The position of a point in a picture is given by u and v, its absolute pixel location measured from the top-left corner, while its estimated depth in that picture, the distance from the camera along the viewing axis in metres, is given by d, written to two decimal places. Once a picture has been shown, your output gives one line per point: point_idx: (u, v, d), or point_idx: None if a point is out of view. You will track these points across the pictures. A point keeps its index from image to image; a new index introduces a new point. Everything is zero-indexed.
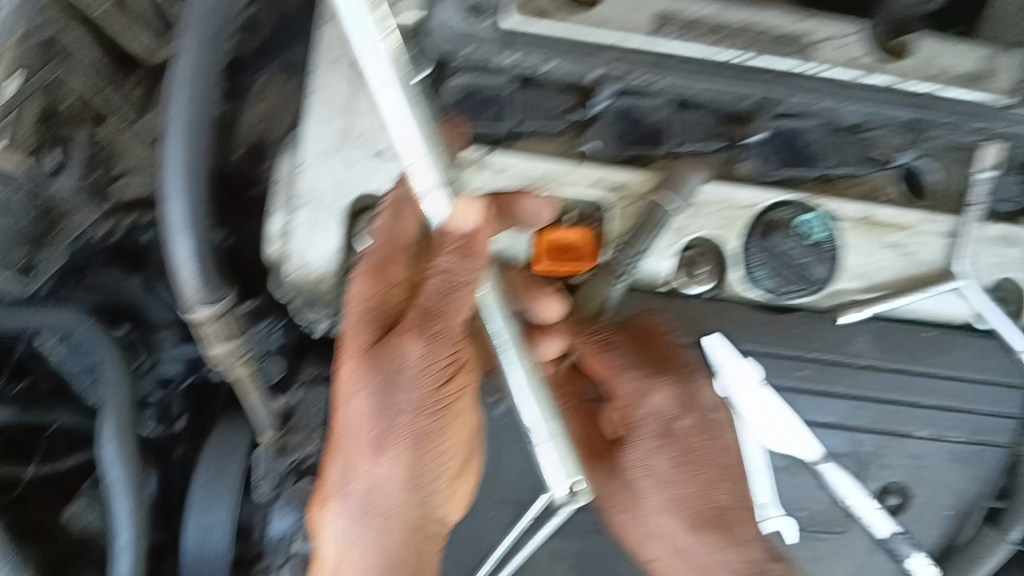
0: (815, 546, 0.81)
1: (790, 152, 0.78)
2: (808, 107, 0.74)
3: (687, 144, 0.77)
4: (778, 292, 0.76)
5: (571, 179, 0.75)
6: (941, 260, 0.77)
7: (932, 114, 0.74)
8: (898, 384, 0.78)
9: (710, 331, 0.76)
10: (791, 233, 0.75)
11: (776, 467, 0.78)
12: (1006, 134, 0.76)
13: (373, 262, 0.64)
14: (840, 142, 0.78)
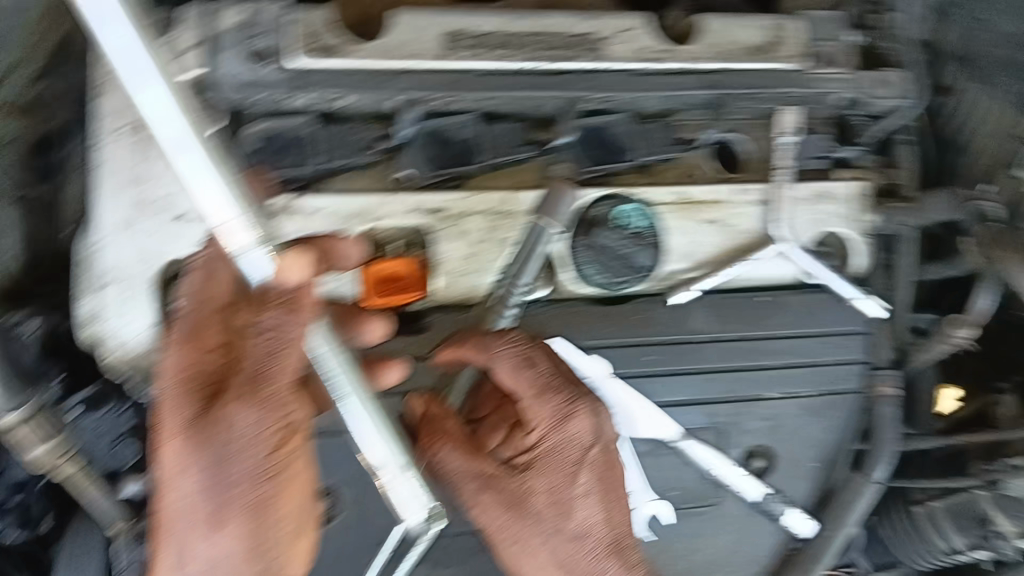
0: (693, 522, 0.82)
1: (600, 145, 0.78)
2: (609, 102, 0.75)
3: (497, 155, 0.76)
4: (613, 285, 0.76)
5: (387, 208, 0.73)
6: (760, 227, 0.79)
7: (728, 89, 0.76)
8: (741, 351, 0.80)
9: (552, 334, 0.76)
10: (612, 225, 0.76)
11: (640, 453, 0.79)
12: (801, 98, 0.77)
13: (187, 325, 0.60)
14: (648, 129, 0.79)
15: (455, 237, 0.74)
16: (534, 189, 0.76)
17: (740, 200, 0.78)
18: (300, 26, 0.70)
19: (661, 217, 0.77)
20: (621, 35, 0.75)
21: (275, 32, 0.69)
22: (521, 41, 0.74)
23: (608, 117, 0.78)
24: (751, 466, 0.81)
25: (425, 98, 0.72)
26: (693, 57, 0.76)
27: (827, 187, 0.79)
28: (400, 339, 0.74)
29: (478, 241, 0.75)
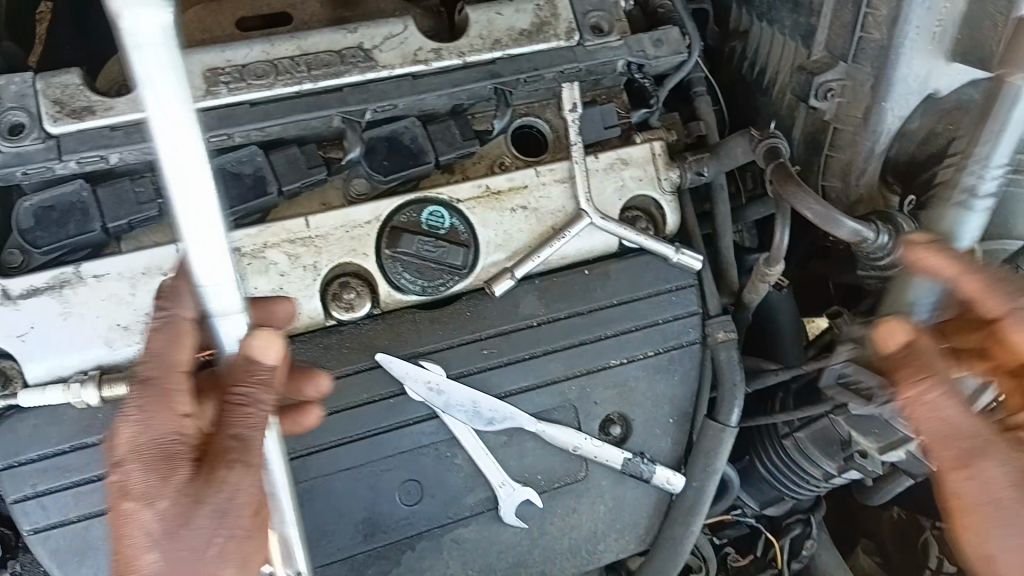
0: (564, 500, 0.81)
1: (395, 152, 0.78)
2: (393, 108, 0.77)
3: (293, 181, 0.75)
4: (433, 288, 0.77)
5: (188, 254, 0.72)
6: (569, 202, 0.80)
7: (504, 74, 0.79)
8: (577, 327, 0.81)
9: (379, 350, 0.76)
10: (419, 229, 0.77)
11: (495, 445, 0.79)
12: (575, 72, 0.82)
13: (163, 386, 0.54)
14: (440, 127, 0.79)
15: (262, 273, 0.73)
16: (333, 210, 0.76)
17: (540, 180, 0.80)
18: (54, 91, 0.72)
19: (467, 212, 0.78)
20: (388, 41, 0.78)
21: (31, 106, 0.71)
22: (286, 65, 0.75)
23: (398, 123, 0.79)
24: (610, 432, 0.83)
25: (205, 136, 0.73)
26: (464, 51, 0.79)
27: (625, 154, 0.83)
28: None
29: (288, 273, 0.74)
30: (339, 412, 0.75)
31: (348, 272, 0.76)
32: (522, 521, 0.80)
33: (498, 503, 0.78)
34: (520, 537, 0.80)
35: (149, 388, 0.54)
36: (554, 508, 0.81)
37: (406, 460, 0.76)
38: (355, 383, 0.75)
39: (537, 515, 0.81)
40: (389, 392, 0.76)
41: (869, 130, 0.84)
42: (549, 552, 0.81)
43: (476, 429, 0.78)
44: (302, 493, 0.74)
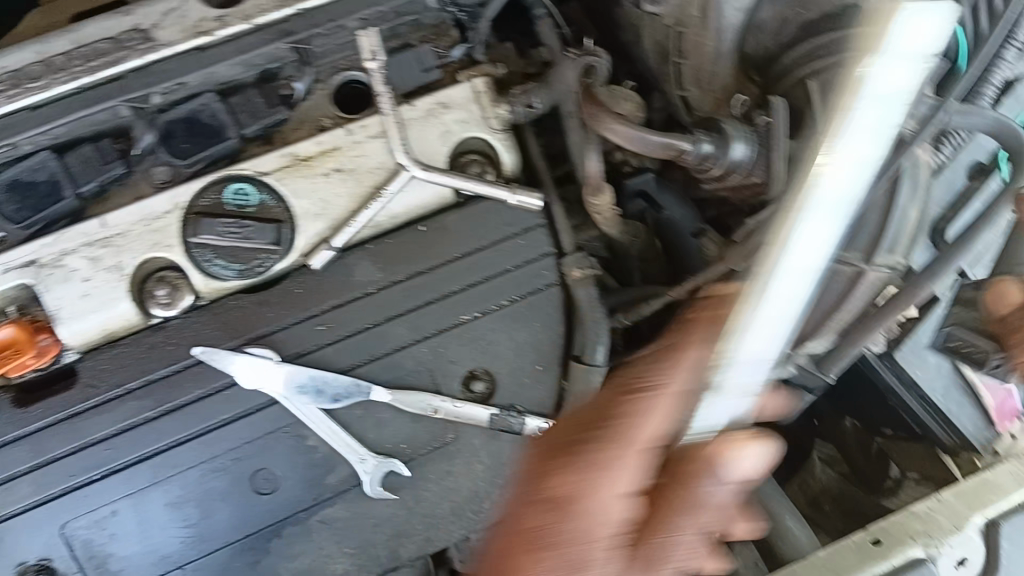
0: (434, 465, 0.79)
1: (195, 132, 0.72)
2: (183, 86, 0.73)
3: (89, 180, 0.71)
4: (250, 270, 0.73)
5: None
6: (387, 157, 0.75)
7: (297, 31, 0.74)
8: (420, 286, 0.76)
9: (196, 344, 0.72)
10: (224, 211, 0.72)
11: (349, 421, 0.75)
12: (378, 17, 0.76)
13: (609, 467, 0.53)
14: (241, 98, 0.74)
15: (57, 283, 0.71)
16: (131, 204, 0.72)
17: (353, 139, 0.74)
18: None
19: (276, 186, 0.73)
20: (169, 17, 0.74)
21: None
22: (61, 62, 0.72)
23: (196, 101, 0.73)
24: (475, 389, 0.79)
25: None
26: (251, 14, 0.74)
27: (444, 96, 0.76)
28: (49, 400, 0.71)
29: (93, 278, 0.71)
30: (174, 409, 0.72)
31: (156, 267, 0.72)
32: (392, 493, 0.78)
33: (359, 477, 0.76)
34: (395, 509, 0.78)
35: (558, 510, 0.54)
36: (426, 475, 0.79)
37: (258, 448, 0.74)
38: (186, 378, 0.72)
39: (408, 485, 0.78)
40: (219, 385, 0.73)
41: (710, 28, 0.76)
42: (432, 519, 0.80)
43: (325, 408, 0.74)
44: (157, 495, 0.72)
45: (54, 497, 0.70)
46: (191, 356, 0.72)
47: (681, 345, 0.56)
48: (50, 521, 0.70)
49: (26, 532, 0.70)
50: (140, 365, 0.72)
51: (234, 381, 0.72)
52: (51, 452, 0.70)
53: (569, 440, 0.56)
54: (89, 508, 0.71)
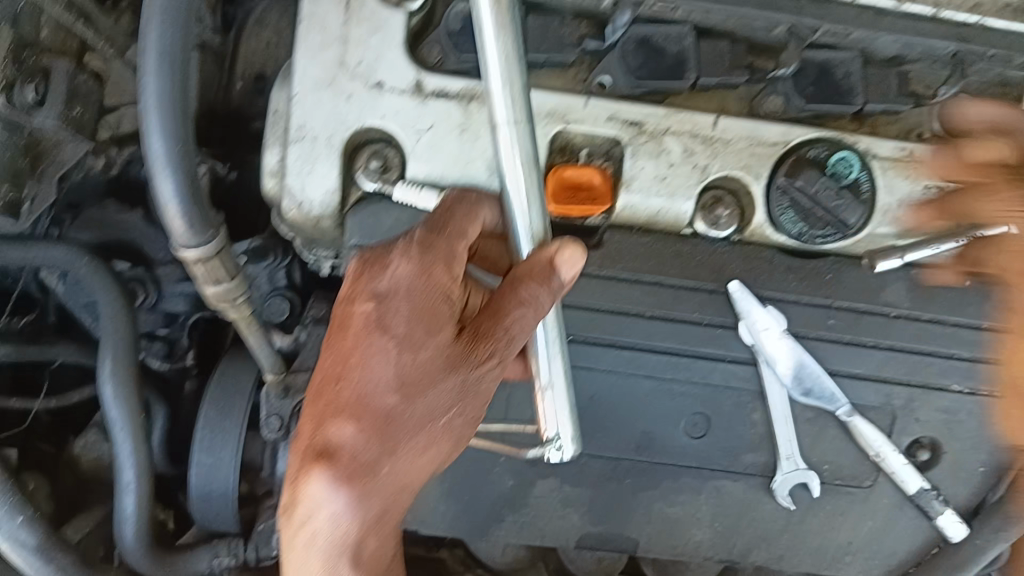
0: (729, 483, 0.75)
1: (822, 83, 0.71)
2: (669, 10, 0.68)
3: (712, 76, 0.70)
4: (809, 236, 0.70)
5: (452, 100, 0.68)
6: (862, 185, 0.69)
7: (839, 25, 0.68)
8: (835, 323, 0.72)
9: (731, 278, 0.71)
10: (824, 171, 0.69)
11: (712, 404, 0.74)
12: (912, 50, 0.71)
13: (377, 273, 0.58)
14: (878, 73, 0.72)
15: (541, 141, 0.69)
16: (743, 118, 0.70)
17: (840, 150, 0.69)
18: None
19: (792, 173, 0.69)
20: None
21: None
22: None
23: (837, 54, 0.71)
24: (914, 457, 0.75)
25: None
26: None
27: None
28: None
29: (640, 167, 0.70)
30: (630, 315, 0.71)
31: (732, 184, 0.71)
32: (791, 503, 0.75)
33: (672, 443, 0.74)
34: (778, 516, 0.76)
35: (346, 333, 0.57)
36: (836, 505, 0.76)
37: (607, 380, 0.72)
38: (576, 286, 0.71)
39: (806, 503, 0.76)
40: (694, 318, 0.72)
41: None
42: (770, 540, 0.77)
43: (685, 370, 0.73)
44: (599, 384, 0.72)
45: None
46: (595, 241, 0.71)
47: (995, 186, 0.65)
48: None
49: None
50: (602, 261, 0.71)
51: (739, 323, 0.71)
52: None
53: (342, 315, 0.58)
54: None
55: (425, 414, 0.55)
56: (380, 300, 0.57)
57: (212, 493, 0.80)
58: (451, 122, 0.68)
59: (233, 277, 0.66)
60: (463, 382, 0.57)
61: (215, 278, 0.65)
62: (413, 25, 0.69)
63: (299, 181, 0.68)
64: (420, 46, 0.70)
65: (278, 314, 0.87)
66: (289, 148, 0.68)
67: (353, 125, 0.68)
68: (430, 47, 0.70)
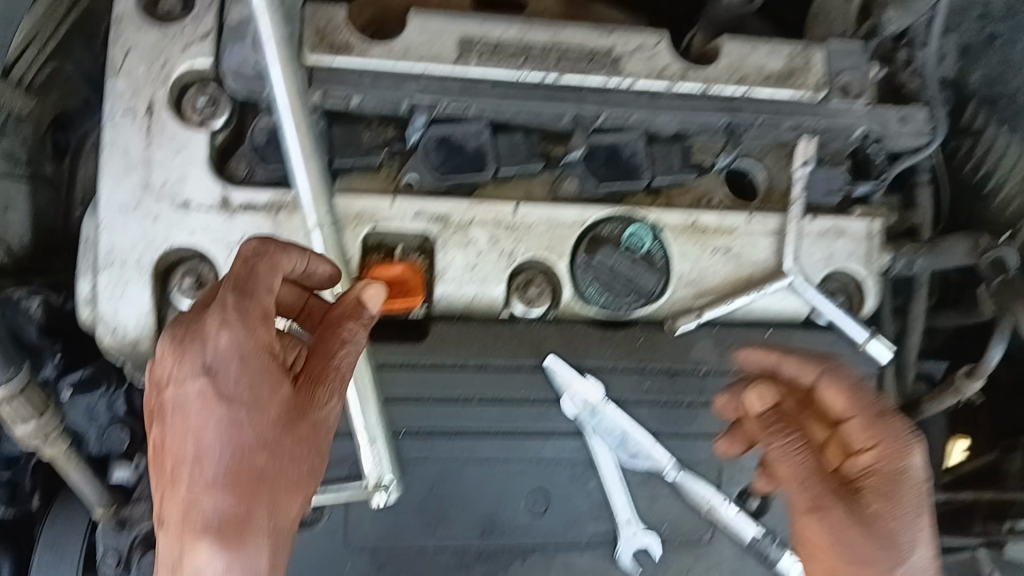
0: (577, 558, 0.77)
1: (613, 164, 0.77)
2: (463, 109, 0.73)
3: (510, 165, 0.75)
4: (616, 305, 0.76)
5: (260, 212, 0.70)
6: (656, 255, 0.76)
7: (618, 109, 0.74)
8: (651, 385, 0.76)
9: (550, 352, 0.75)
10: (619, 245, 0.75)
11: (549, 478, 0.76)
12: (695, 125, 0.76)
13: (199, 345, 0.56)
14: (662, 148, 0.78)
15: (353, 244, 0.72)
16: (542, 204, 0.75)
17: (631, 225, 0.76)
18: (161, 20, 0.70)
19: (590, 250, 0.75)
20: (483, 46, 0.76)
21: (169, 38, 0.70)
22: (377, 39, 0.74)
23: (623, 136, 0.77)
24: (747, 505, 0.79)
25: (322, 88, 0.70)
26: None
27: (843, 222, 0.79)
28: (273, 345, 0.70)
29: (451, 258, 0.73)
30: (459, 403, 0.73)
31: (541, 264, 0.75)
32: (636, 568, 0.77)
33: (516, 527, 0.75)
34: None
35: (182, 412, 0.55)
36: (682, 562, 0.78)
37: (442, 469, 0.74)
38: (398, 380, 0.72)
39: (652, 565, 0.78)
40: (520, 397, 0.74)
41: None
42: None
43: (518, 449, 0.75)
44: (434, 472, 0.74)
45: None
46: (416, 330, 0.74)
47: (883, 414, 0.64)
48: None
49: None
50: (425, 352, 0.73)
51: (559, 399, 0.75)
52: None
53: (172, 394, 0.56)
54: None
55: (289, 463, 0.57)
56: (210, 372, 0.55)
57: None
58: (262, 233, 0.70)
59: (43, 411, 0.64)
60: (314, 422, 0.59)
61: (22, 418, 0.64)
62: (219, 141, 0.71)
63: (111, 308, 0.68)
64: (229, 164, 0.72)
65: (120, 442, 0.82)
66: (99, 275, 0.68)
67: (165, 245, 0.69)
68: (237, 161, 0.72)
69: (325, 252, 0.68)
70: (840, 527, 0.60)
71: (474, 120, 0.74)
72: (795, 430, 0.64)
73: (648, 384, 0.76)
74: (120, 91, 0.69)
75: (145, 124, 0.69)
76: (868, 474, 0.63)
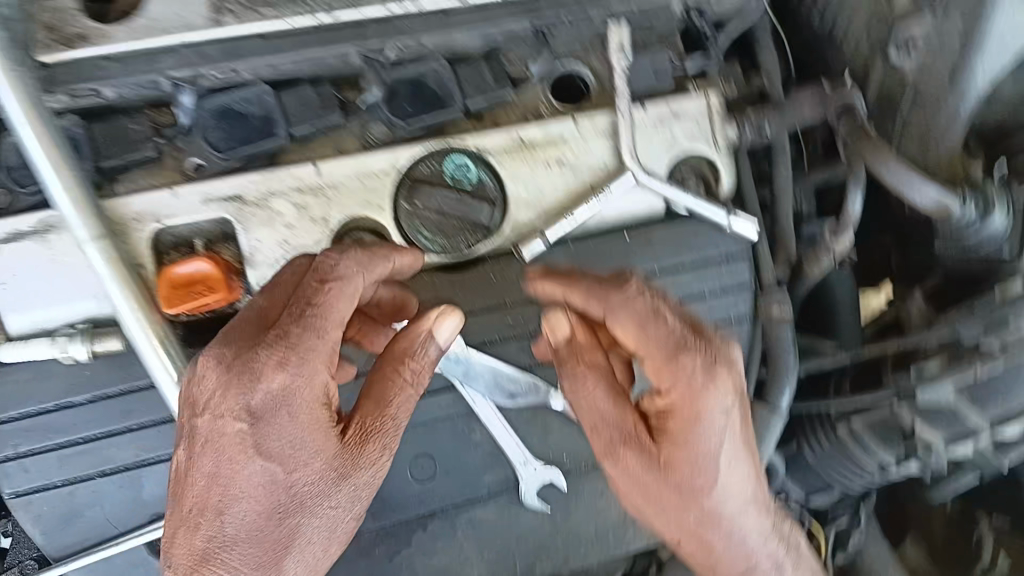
0: (480, 512, 0.72)
1: (418, 97, 0.69)
2: (233, 74, 0.66)
3: (302, 124, 0.67)
4: (454, 249, 0.69)
5: (28, 239, 0.62)
6: (486, 184, 0.69)
7: (401, 36, 0.68)
8: (512, 322, 0.71)
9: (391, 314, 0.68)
10: (442, 181, 0.69)
11: (430, 442, 0.71)
12: (492, 35, 0.70)
13: (251, 388, 0.52)
14: (468, 69, 0.70)
15: (144, 247, 0.65)
16: (346, 157, 0.68)
17: (448, 158, 0.69)
18: None
19: (411, 196, 0.68)
20: None
21: None
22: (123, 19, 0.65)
23: (425, 64, 0.69)
24: None
25: (65, 89, 0.63)
26: None
27: (678, 103, 0.73)
28: (86, 375, 0.64)
29: (256, 238, 0.67)
30: None
31: (361, 222, 0.68)
32: (545, 505, 0.74)
33: (408, 497, 0.71)
34: (543, 524, 0.74)
35: (218, 453, 0.53)
36: (592, 489, 0.75)
37: None
38: None
39: (562, 501, 0.74)
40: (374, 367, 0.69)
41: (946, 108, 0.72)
42: (546, 551, 0.74)
43: None
44: None
45: (109, 476, 0.65)
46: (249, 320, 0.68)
47: (679, 351, 0.53)
48: (97, 505, 0.65)
49: (79, 514, 0.65)
50: None
51: None
52: (114, 424, 0.64)
53: (208, 426, 0.53)
54: (115, 466, 0.65)
55: (317, 527, 0.57)
56: (255, 420, 0.52)
57: None
58: (37, 257, 0.62)
59: None
60: (352, 483, 0.57)
61: None
62: None
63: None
64: None
65: None
66: None
67: None
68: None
69: (106, 268, 0.60)
70: (636, 473, 0.56)
71: (250, 83, 0.67)
72: (586, 369, 0.56)
73: (507, 319, 0.71)
74: None
75: None
76: (667, 416, 0.54)
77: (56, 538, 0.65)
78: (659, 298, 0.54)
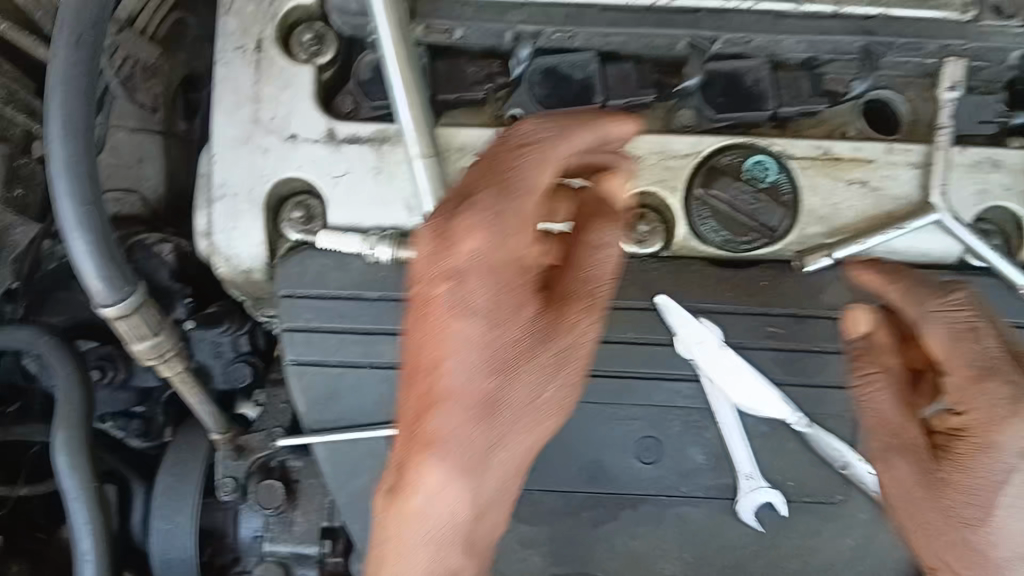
0: (690, 508, 0.72)
1: (732, 92, 0.71)
2: (568, 38, 0.70)
3: (619, 96, 0.71)
4: (734, 244, 0.71)
5: (366, 144, 0.70)
6: (782, 189, 0.70)
7: (736, 31, 0.69)
8: (772, 331, 0.71)
9: (658, 292, 0.70)
10: (740, 176, 0.70)
11: (662, 425, 0.72)
12: (822, 48, 0.70)
13: (454, 248, 0.52)
14: (787, 76, 0.72)
15: (458, 176, 0.70)
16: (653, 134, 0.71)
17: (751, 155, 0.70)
18: None
19: (707, 183, 0.70)
20: None
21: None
22: None
23: (746, 62, 0.71)
24: None
25: (424, 21, 0.69)
26: None
27: (998, 153, 0.71)
28: (380, 276, 0.71)
29: None
30: None
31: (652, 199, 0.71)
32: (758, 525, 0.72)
33: (631, 471, 0.72)
34: (748, 540, 0.72)
35: (422, 318, 0.53)
36: (808, 521, 0.72)
37: None
38: None
39: (775, 523, 0.72)
40: (630, 338, 0.71)
41: None
42: (744, 568, 0.72)
43: (628, 394, 0.72)
44: None
45: (376, 370, 0.71)
46: None
47: (986, 375, 0.58)
48: (358, 392, 0.71)
49: (342, 396, 0.72)
50: None
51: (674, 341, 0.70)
52: (392, 325, 0.71)
53: (421, 293, 0.53)
54: (383, 362, 0.71)
55: (530, 387, 0.56)
56: (460, 280, 0.52)
57: (172, 562, 0.80)
58: (370, 163, 0.70)
59: (158, 330, 0.66)
60: (563, 344, 0.56)
61: (139, 335, 0.66)
62: (326, 78, 0.72)
63: (226, 238, 0.70)
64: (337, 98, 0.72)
65: (242, 380, 0.88)
66: (213, 206, 0.70)
67: (279, 177, 0.70)
68: (344, 98, 0.72)
69: (428, 184, 0.66)
70: (908, 486, 0.62)
71: (581, 50, 0.71)
72: (877, 371, 0.63)
73: (768, 328, 0.71)
74: (230, 29, 0.71)
75: (259, 58, 0.70)
76: (956, 436, 0.60)
77: (316, 412, 0.72)
78: (980, 317, 0.59)
